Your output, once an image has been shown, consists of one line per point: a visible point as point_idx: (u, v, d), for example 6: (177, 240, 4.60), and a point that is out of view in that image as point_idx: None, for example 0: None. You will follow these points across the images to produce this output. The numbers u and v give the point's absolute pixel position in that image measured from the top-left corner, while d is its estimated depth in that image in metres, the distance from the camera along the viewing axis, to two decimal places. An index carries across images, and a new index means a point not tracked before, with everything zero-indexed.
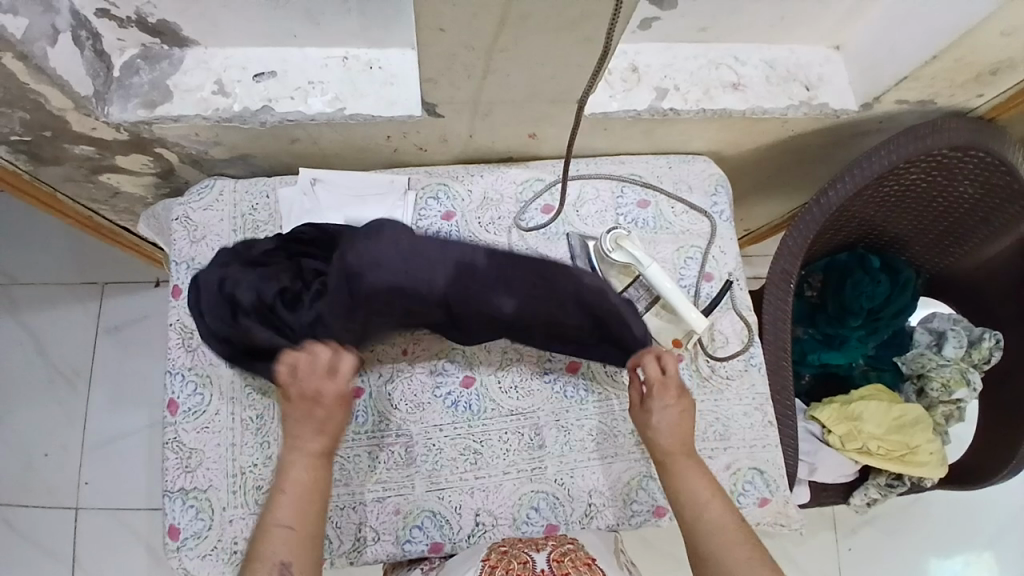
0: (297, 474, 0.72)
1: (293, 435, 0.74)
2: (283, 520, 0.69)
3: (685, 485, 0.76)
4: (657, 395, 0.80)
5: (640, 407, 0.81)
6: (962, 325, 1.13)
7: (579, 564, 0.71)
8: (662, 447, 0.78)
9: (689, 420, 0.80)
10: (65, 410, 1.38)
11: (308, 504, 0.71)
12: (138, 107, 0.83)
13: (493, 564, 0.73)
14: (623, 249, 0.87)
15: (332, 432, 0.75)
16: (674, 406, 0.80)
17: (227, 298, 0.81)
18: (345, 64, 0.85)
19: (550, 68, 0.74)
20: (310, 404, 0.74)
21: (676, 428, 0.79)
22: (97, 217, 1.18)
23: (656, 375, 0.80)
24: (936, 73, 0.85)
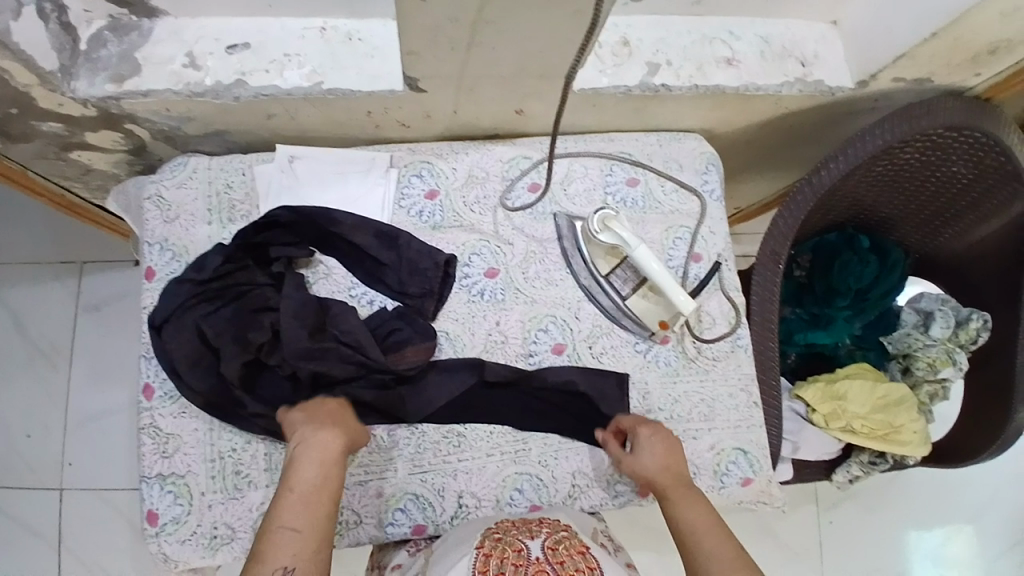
0: (302, 471, 0.68)
1: (299, 437, 0.72)
2: (287, 521, 0.63)
3: (684, 515, 0.73)
4: (638, 434, 0.81)
5: (624, 454, 0.81)
6: (949, 306, 1.12)
7: (576, 552, 0.66)
8: (656, 483, 0.77)
9: (677, 454, 0.80)
10: (46, 390, 1.36)
11: (316, 503, 0.66)
12: (106, 82, 0.78)
13: (486, 553, 0.66)
14: (610, 230, 0.85)
15: (342, 429, 0.74)
16: (657, 441, 0.80)
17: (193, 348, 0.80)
18: (323, 34, 0.80)
19: (538, 43, 0.71)
20: (315, 410, 0.76)
21: (663, 462, 0.78)
22: (71, 196, 1.14)
23: (631, 421, 0.83)
24: (933, 51, 0.83)
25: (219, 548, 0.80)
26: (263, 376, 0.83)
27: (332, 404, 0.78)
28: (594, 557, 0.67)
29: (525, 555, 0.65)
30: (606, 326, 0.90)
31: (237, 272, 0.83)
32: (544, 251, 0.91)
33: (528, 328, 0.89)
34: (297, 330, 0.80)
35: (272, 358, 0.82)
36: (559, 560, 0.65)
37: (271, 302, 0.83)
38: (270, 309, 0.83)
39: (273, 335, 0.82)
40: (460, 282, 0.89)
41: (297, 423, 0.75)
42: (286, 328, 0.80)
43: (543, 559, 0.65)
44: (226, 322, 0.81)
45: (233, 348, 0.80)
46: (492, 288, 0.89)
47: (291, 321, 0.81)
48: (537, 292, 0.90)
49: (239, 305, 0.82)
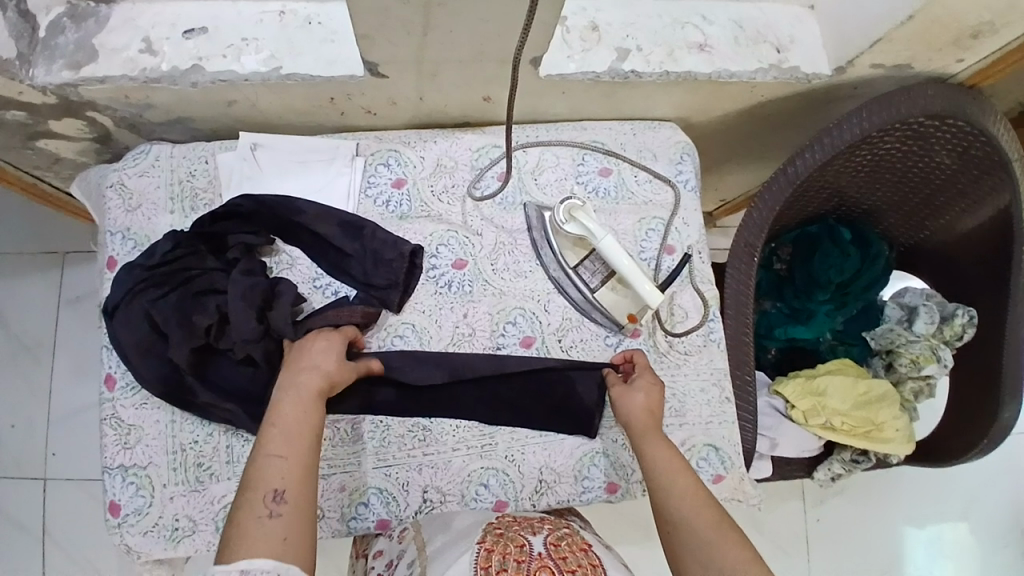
0: (284, 405, 0.68)
1: (288, 373, 0.72)
2: (273, 450, 0.64)
3: (655, 454, 0.74)
4: (643, 375, 0.81)
5: (620, 384, 0.82)
6: (934, 301, 1.10)
7: (577, 549, 0.65)
8: (636, 423, 0.77)
9: (660, 402, 0.80)
10: (28, 382, 1.35)
11: (300, 434, 0.66)
12: (62, 69, 0.76)
13: (488, 548, 0.64)
14: (576, 220, 0.83)
15: (330, 366, 0.73)
16: (648, 385, 0.80)
17: (150, 328, 0.80)
18: (281, 19, 0.78)
19: (497, 25, 0.69)
20: (308, 345, 0.75)
21: (647, 404, 0.78)
22: (42, 185, 1.12)
23: (642, 362, 0.83)
24: (911, 35, 0.80)
25: (181, 540, 0.78)
26: (222, 368, 0.81)
27: (326, 338, 0.76)
28: (596, 556, 0.66)
29: (527, 551, 0.63)
30: (575, 318, 0.88)
31: (185, 257, 0.81)
32: (513, 242, 0.89)
33: (495, 321, 0.87)
34: (246, 317, 0.78)
35: (221, 343, 0.80)
36: (562, 556, 0.63)
37: (217, 284, 0.81)
38: (214, 292, 0.81)
39: (219, 317, 0.80)
40: (426, 274, 0.87)
41: (290, 359, 0.74)
42: (231, 311, 0.78)
43: (547, 555, 0.63)
44: (174, 310, 0.79)
45: (180, 334, 0.78)
46: (459, 279, 0.87)
47: (239, 306, 0.78)
48: (505, 284, 0.88)
49: (183, 291, 0.80)
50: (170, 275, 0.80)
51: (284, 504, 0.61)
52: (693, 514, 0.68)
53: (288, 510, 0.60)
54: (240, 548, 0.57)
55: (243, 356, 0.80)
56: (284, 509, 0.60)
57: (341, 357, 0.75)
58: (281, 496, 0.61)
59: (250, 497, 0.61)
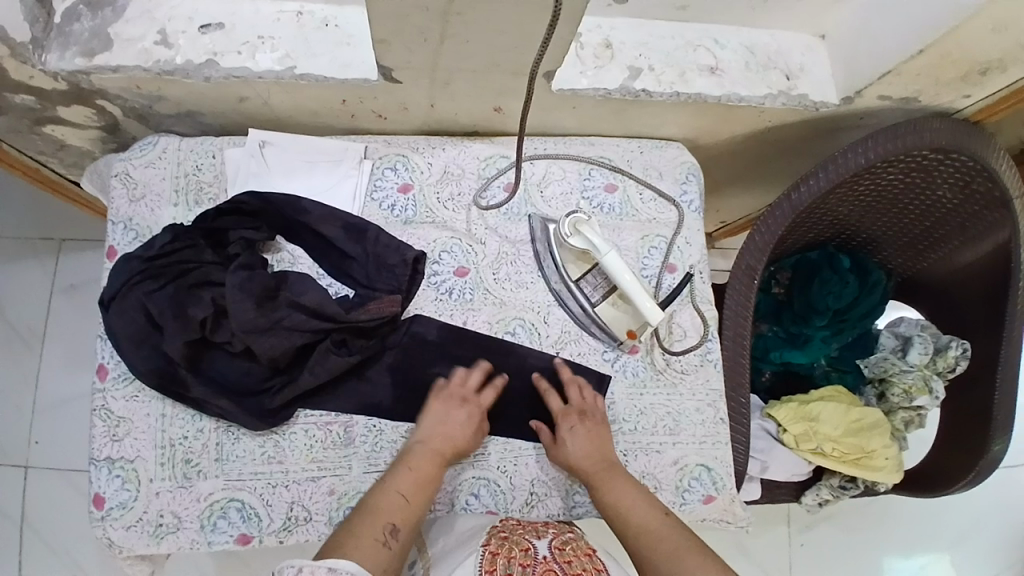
0: (424, 460, 0.75)
1: (426, 431, 0.78)
2: (401, 490, 0.71)
3: (609, 498, 0.75)
4: (562, 422, 0.81)
5: (554, 446, 0.81)
6: (928, 332, 1.12)
7: (582, 553, 0.67)
8: (580, 470, 0.78)
9: (603, 438, 0.80)
10: (17, 368, 1.34)
11: (425, 490, 0.73)
12: (75, 55, 0.76)
13: (494, 551, 0.66)
14: (580, 234, 0.84)
15: (469, 440, 0.79)
16: (582, 428, 0.80)
17: (145, 321, 0.78)
18: (298, 19, 0.79)
19: (513, 37, 0.69)
20: (449, 410, 0.79)
21: (585, 449, 0.79)
22: (46, 170, 1.11)
23: (558, 407, 0.82)
24: (918, 69, 0.82)
25: (165, 536, 0.77)
26: (215, 364, 0.81)
27: (468, 407, 0.80)
28: (601, 559, 0.68)
29: (532, 555, 0.65)
30: (574, 332, 0.88)
31: (182, 249, 0.80)
32: (516, 253, 0.90)
33: (494, 330, 0.87)
34: (245, 307, 0.77)
35: (217, 335, 0.79)
36: (567, 560, 0.66)
37: (212, 277, 0.80)
38: (209, 284, 0.79)
39: (216, 310, 0.79)
40: (428, 280, 0.87)
41: (437, 410, 0.80)
42: (230, 303, 0.77)
43: (552, 558, 0.66)
44: (169, 302, 0.77)
45: (175, 328, 0.77)
46: (461, 287, 0.88)
47: (238, 298, 0.77)
48: (506, 294, 0.88)
49: (179, 284, 0.78)
50: (163, 265, 0.79)
51: (395, 541, 0.67)
52: (654, 547, 0.70)
53: (397, 549, 0.66)
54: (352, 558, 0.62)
55: (242, 348, 0.80)
56: (396, 544, 0.66)
57: (477, 436, 0.80)
58: (395, 532, 0.67)
59: (370, 522, 0.67)
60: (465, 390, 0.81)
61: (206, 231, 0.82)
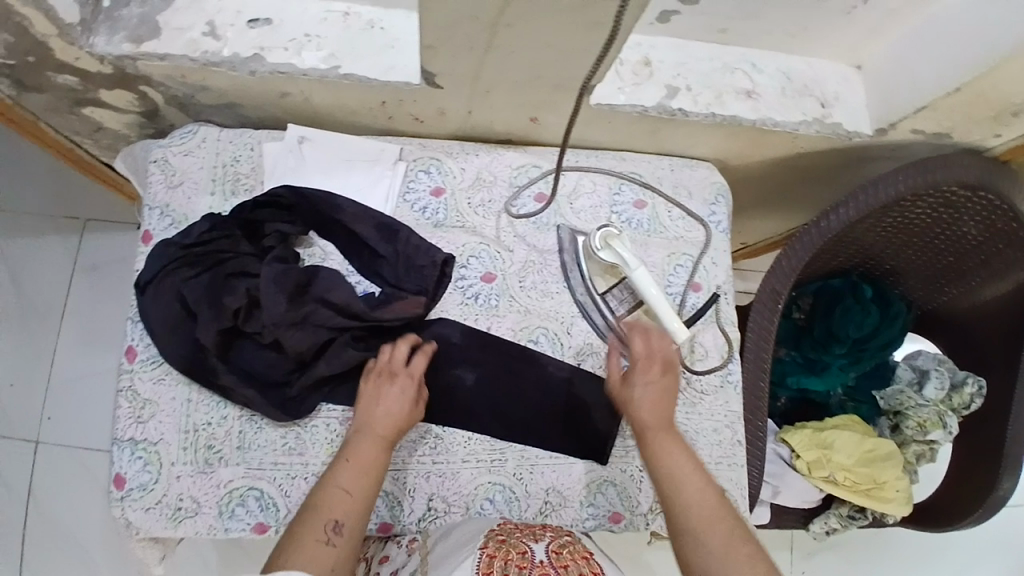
0: (362, 448, 0.72)
1: (364, 416, 0.75)
2: (341, 483, 0.68)
3: (668, 462, 0.71)
4: (640, 367, 0.77)
5: (621, 385, 0.78)
6: (945, 367, 1.12)
7: (579, 557, 0.67)
8: (642, 420, 0.74)
9: (670, 399, 0.76)
10: (34, 343, 1.35)
11: (368, 476, 0.70)
12: (124, 41, 0.77)
13: (490, 554, 0.65)
14: (610, 248, 0.86)
15: (402, 416, 0.75)
16: (657, 382, 0.76)
17: (182, 309, 0.80)
18: (346, 20, 0.79)
19: (558, 50, 0.70)
20: (382, 388, 0.77)
21: (653, 402, 0.75)
22: (80, 151, 1.13)
23: (642, 350, 0.79)
24: (952, 106, 0.82)
25: (182, 520, 0.78)
26: (240, 353, 0.81)
27: (399, 381, 0.77)
28: (597, 563, 0.68)
29: (529, 558, 0.65)
30: (598, 344, 0.89)
31: (220, 238, 0.81)
32: (543, 262, 0.90)
33: (518, 338, 0.88)
34: (277, 300, 0.79)
35: (248, 325, 0.80)
36: (563, 564, 0.65)
37: (248, 268, 0.81)
38: (244, 275, 0.81)
39: (249, 301, 0.80)
40: (455, 283, 0.88)
41: (365, 396, 0.77)
42: (264, 295, 0.79)
43: (548, 563, 0.65)
44: (205, 291, 0.79)
45: (209, 315, 0.79)
46: (487, 292, 0.88)
47: (272, 289, 0.79)
48: (532, 302, 0.89)
49: (216, 271, 0.80)
50: (199, 253, 0.80)
51: (340, 535, 0.64)
52: (706, 530, 0.65)
53: (342, 544, 0.64)
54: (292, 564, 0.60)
55: (271, 340, 0.81)
56: (340, 539, 0.64)
57: (413, 411, 0.77)
58: (339, 527, 0.64)
59: (312, 520, 0.64)
60: (387, 368, 0.78)
61: (244, 220, 0.83)
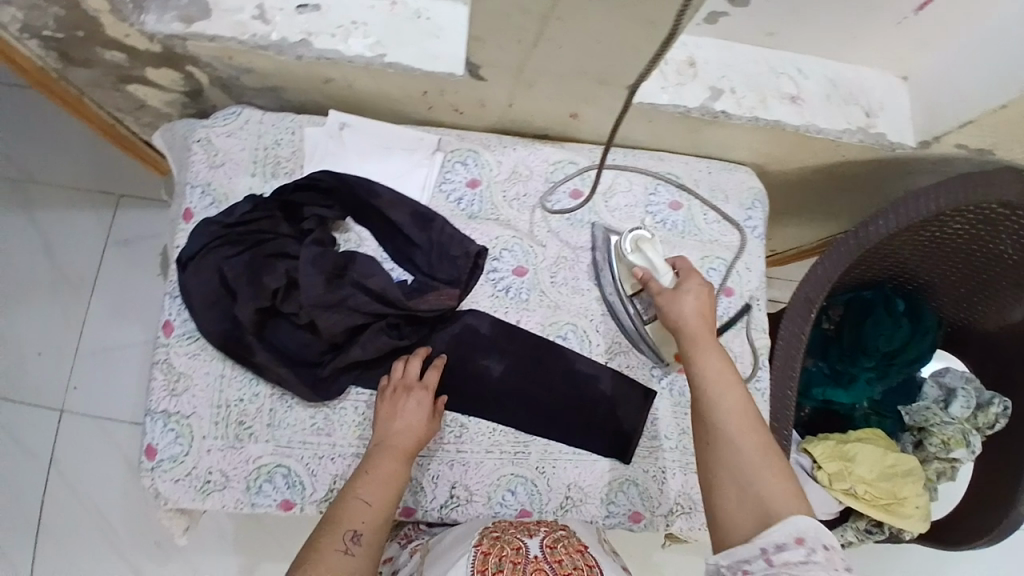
0: (383, 460, 0.73)
1: (383, 430, 0.76)
2: (361, 494, 0.70)
3: (709, 365, 0.69)
4: (690, 279, 0.77)
5: (669, 293, 0.77)
6: (972, 386, 1.11)
7: (573, 551, 0.67)
8: (689, 327, 0.72)
9: (717, 311, 0.75)
10: (64, 314, 1.36)
11: (389, 488, 0.71)
12: (174, 20, 0.77)
13: (485, 551, 0.65)
14: (640, 252, 0.82)
15: (420, 428, 0.77)
16: (705, 294, 0.75)
17: (222, 287, 0.81)
18: (392, 9, 0.80)
19: (607, 45, 0.70)
20: (400, 403, 0.78)
21: (699, 311, 0.73)
22: (121, 128, 1.15)
23: (687, 268, 0.78)
24: (1001, 122, 0.81)
25: (210, 493, 0.79)
26: (274, 334, 0.82)
27: (416, 394, 0.79)
28: (592, 557, 0.68)
29: (523, 553, 0.65)
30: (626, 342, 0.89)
31: (261, 219, 0.83)
32: (575, 258, 0.90)
33: (546, 333, 0.88)
34: (315, 282, 0.81)
35: (286, 305, 0.82)
36: (558, 559, 0.65)
37: (289, 250, 0.83)
38: (284, 256, 0.83)
39: (288, 282, 0.82)
40: (486, 275, 0.88)
41: (385, 408, 0.78)
42: (303, 276, 0.81)
43: (542, 557, 0.65)
44: (246, 269, 0.81)
45: (249, 294, 0.80)
46: (518, 286, 0.89)
47: (310, 271, 0.81)
48: (562, 298, 0.89)
49: (257, 252, 0.82)
50: (241, 232, 0.82)
51: (359, 545, 0.66)
52: (740, 438, 0.64)
53: (361, 554, 0.65)
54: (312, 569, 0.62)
55: (307, 321, 0.82)
56: (359, 550, 0.65)
57: (431, 424, 0.79)
58: (359, 536, 0.66)
59: (331, 530, 0.66)
60: (407, 382, 0.80)
61: (285, 201, 0.84)
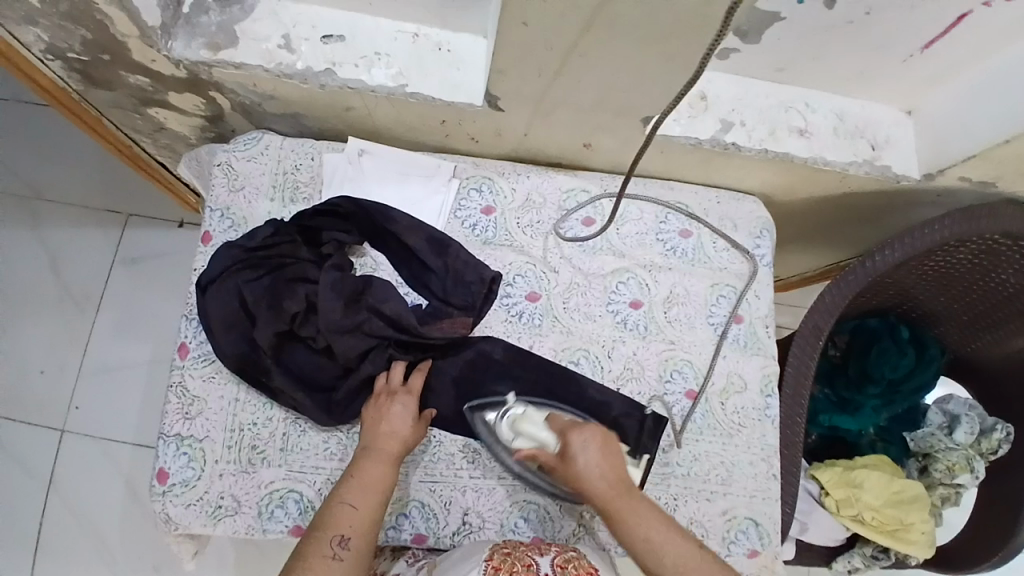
0: (369, 462, 0.73)
1: (371, 433, 0.76)
2: (347, 498, 0.69)
3: (635, 532, 0.66)
4: (573, 436, 0.72)
5: (563, 464, 0.72)
6: (976, 412, 1.11)
7: (585, 572, 0.64)
8: (598, 493, 0.68)
9: (615, 454, 0.72)
10: (71, 329, 1.36)
11: (375, 491, 0.70)
12: (201, 47, 0.79)
13: (496, 565, 0.64)
14: (523, 434, 0.79)
15: (407, 429, 0.77)
16: (598, 441, 0.72)
17: (244, 311, 0.82)
18: (415, 40, 0.82)
19: (626, 78, 0.72)
20: (386, 407, 0.78)
21: (602, 468, 0.70)
22: (137, 149, 1.16)
23: (565, 423, 0.75)
24: (1004, 157, 0.83)
25: (222, 518, 0.79)
26: (289, 356, 0.83)
27: (401, 399, 0.80)
28: None
29: (534, 572, 0.63)
30: (636, 370, 0.89)
31: (281, 243, 0.84)
32: (587, 285, 0.91)
33: (559, 358, 0.89)
34: (335, 306, 0.82)
35: (305, 330, 0.83)
36: None
37: (309, 274, 0.84)
38: (304, 280, 0.84)
39: (307, 306, 0.83)
40: (500, 301, 0.89)
41: (369, 414, 0.78)
42: (323, 299, 0.82)
43: None
44: (266, 291, 0.82)
45: (268, 318, 0.81)
46: (531, 311, 0.90)
47: (331, 295, 0.82)
48: (574, 324, 0.90)
49: (277, 275, 0.83)
50: (258, 251, 0.83)
51: (347, 551, 0.65)
52: None
53: (349, 560, 0.65)
54: None
55: (324, 345, 0.83)
56: (347, 555, 0.65)
57: (418, 425, 0.79)
58: (346, 542, 0.65)
59: (319, 535, 0.65)
60: (389, 390, 0.81)
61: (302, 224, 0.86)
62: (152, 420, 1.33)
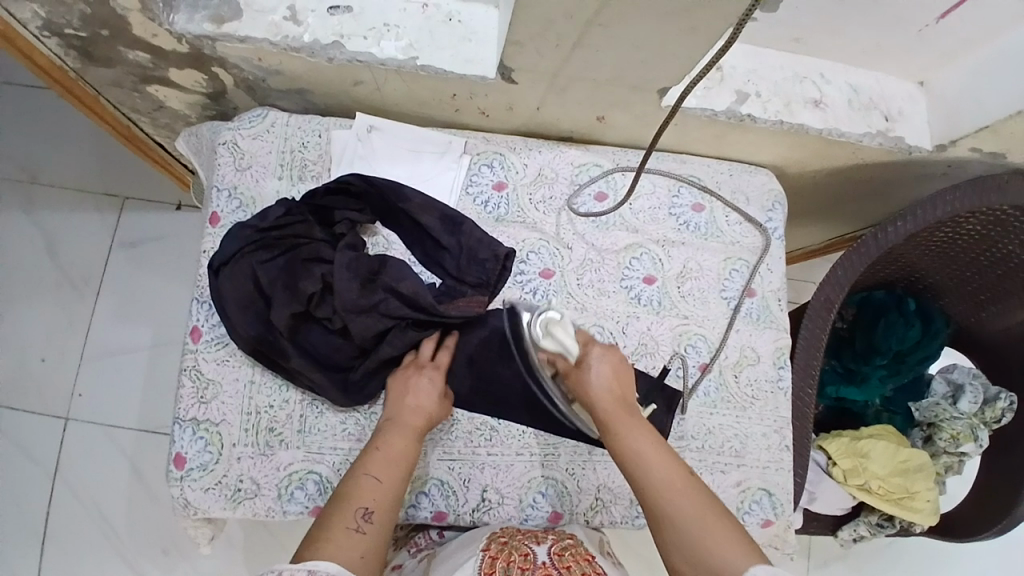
0: (393, 436, 0.74)
1: (394, 408, 0.77)
2: (371, 471, 0.69)
3: (629, 439, 0.71)
4: (592, 348, 0.78)
5: (575, 373, 0.77)
6: (979, 381, 1.14)
7: (582, 558, 0.64)
8: (602, 401, 0.74)
9: (624, 377, 0.77)
10: (68, 314, 1.34)
11: (398, 464, 0.71)
12: (204, 21, 0.76)
13: (493, 555, 0.65)
14: (552, 337, 0.78)
15: (431, 403, 0.78)
16: (611, 362, 0.77)
17: (261, 294, 0.82)
18: (424, 11, 0.79)
19: (644, 51, 0.70)
20: (412, 379, 0.80)
21: (609, 381, 0.76)
22: (135, 129, 1.13)
23: (587, 339, 0.80)
24: (1017, 129, 0.83)
25: (241, 501, 0.79)
26: (303, 336, 0.82)
27: (427, 373, 0.81)
28: (601, 565, 0.66)
29: (531, 560, 0.63)
30: (650, 345, 0.89)
31: (295, 224, 0.83)
32: (601, 261, 0.91)
33: None
34: (350, 286, 0.81)
35: (320, 310, 0.82)
36: (566, 565, 0.63)
37: (323, 254, 0.83)
38: (319, 260, 0.83)
39: (322, 286, 0.82)
40: (514, 277, 0.89)
41: (394, 390, 0.80)
42: (338, 281, 0.80)
43: (550, 564, 0.63)
44: (282, 272, 0.81)
45: (283, 298, 0.80)
46: (545, 287, 0.89)
47: (344, 274, 0.81)
48: (588, 300, 0.90)
49: (292, 256, 0.82)
50: (270, 230, 0.82)
51: (370, 523, 0.65)
52: (675, 500, 0.65)
53: (372, 531, 0.65)
54: (324, 547, 0.61)
55: (340, 325, 0.82)
56: (369, 527, 0.65)
57: (442, 400, 0.80)
58: (369, 515, 0.65)
59: (343, 508, 0.65)
60: (416, 364, 0.82)
61: (317, 206, 0.85)
62: (155, 406, 1.32)
